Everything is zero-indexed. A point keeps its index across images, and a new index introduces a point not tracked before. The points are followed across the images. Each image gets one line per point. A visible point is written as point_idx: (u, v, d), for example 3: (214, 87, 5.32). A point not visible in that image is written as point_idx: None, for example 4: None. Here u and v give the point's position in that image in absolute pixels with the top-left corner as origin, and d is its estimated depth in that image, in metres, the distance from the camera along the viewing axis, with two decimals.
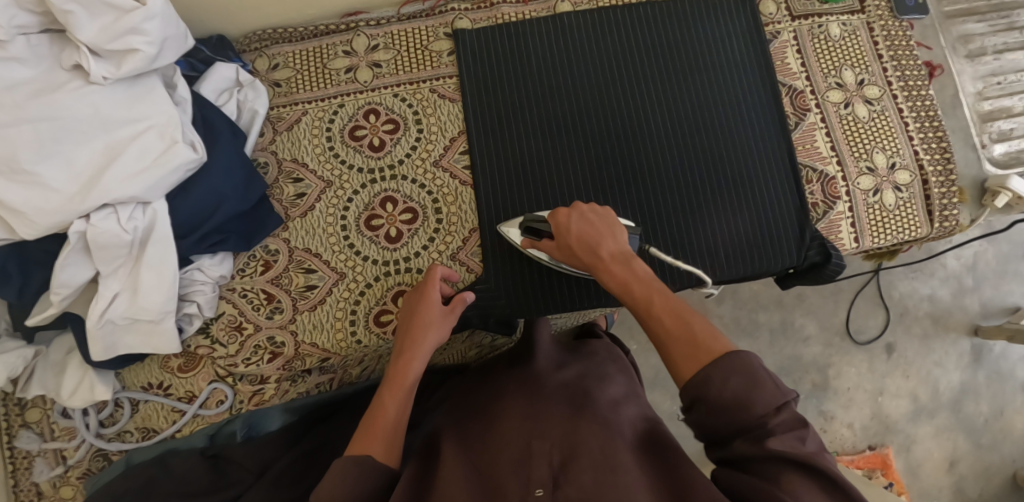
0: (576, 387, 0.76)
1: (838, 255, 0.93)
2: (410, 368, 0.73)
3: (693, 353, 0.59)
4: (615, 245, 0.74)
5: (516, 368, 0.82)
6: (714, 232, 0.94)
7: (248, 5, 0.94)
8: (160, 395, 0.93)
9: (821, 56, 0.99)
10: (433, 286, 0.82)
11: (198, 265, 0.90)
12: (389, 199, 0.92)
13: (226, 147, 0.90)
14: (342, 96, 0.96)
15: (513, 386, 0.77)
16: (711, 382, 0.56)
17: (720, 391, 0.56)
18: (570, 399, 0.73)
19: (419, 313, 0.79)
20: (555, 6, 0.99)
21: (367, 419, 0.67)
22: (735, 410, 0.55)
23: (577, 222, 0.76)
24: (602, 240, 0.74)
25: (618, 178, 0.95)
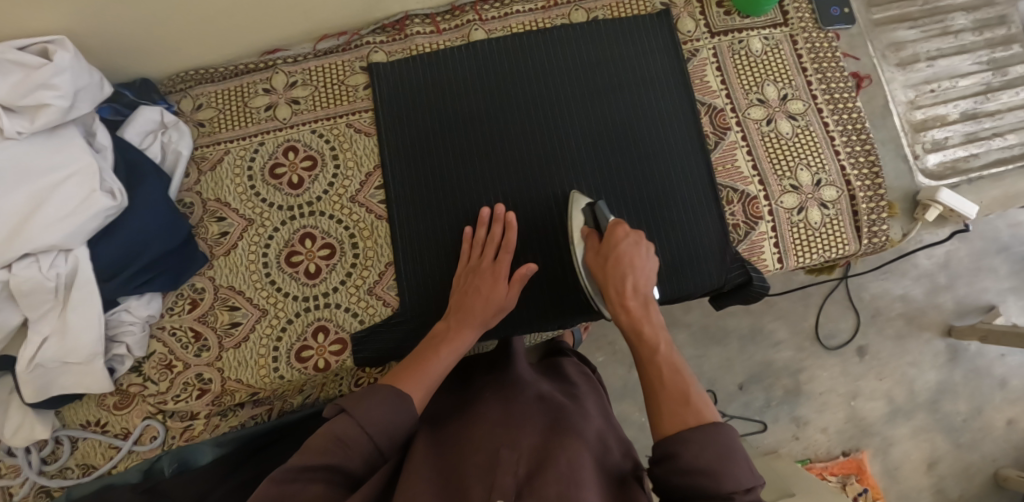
0: (553, 404, 0.74)
1: (761, 275, 0.93)
2: (465, 333, 0.80)
3: (681, 410, 0.62)
4: (642, 282, 0.77)
5: (492, 380, 0.81)
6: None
7: (167, 51, 0.96)
8: (97, 433, 0.96)
9: (742, 72, 0.98)
10: (506, 255, 0.87)
11: (126, 305, 0.92)
12: (308, 235, 0.94)
13: (150, 189, 0.92)
14: (262, 134, 0.98)
15: (488, 396, 0.75)
16: (692, 442, 0.57)
17: (698, 453, 0.57)
18: (547, 411, 0.72)
19: (487, 280, 0.86)
20: (469, 34, 0.98)
21: (415, 361, 0.75)
22: (706, 475, 0.55)
23: (626, 244, 0.80)
24: (633, 274, 0.77)
25: (539, 205, 0.94)
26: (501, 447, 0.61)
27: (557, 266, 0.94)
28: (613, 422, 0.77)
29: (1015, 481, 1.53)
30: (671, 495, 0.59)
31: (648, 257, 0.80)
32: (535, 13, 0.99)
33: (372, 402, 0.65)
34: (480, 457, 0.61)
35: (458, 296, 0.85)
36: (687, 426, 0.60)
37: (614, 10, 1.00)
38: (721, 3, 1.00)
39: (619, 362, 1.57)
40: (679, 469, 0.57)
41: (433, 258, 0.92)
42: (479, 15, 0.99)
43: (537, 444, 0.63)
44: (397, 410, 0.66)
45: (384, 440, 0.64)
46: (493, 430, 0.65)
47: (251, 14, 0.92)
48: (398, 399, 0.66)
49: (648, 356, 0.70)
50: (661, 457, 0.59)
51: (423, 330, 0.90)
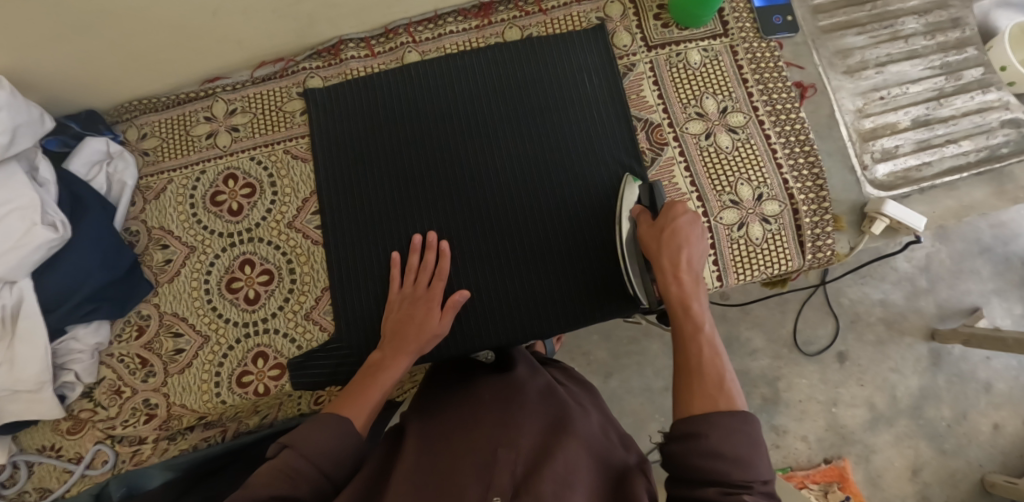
0: (554, 401, 0.76)
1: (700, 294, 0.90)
2: (401, 359, 0.80)
3: (714, 392, 0.62)
4: (693, 258, 0.76)
5: (492, 377, 0.82)
6: (572, 277, 0.92)
7: (109, 83, 0.97)
8: (52, 458, 0.97)
9: (679, 86, 0.96)
10: (439, 283, 0.88)
11: (74, 334, 0.93)
12: (247, 261, 0.96)
13: (93, 220, 0.93)
14: (203, 162, 0.99)
15: (490, 393, 0.76)
16: (719, 426, 0.57)
17: (721, 441, 0.56)
18: (546, 409, 0.74)
19: (422, 308, 0.86)
20: (402, 56, 0.99)
21: (357, 387, 0.76)
22: (731, 463, 0.55)
23: (683, 220, 0.79)
24: (688, 248, 0.76)
25: (472, 226, 0.93)
26: (500, 447, 0.64)
27: (491, 286, 0.92)
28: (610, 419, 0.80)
29: (1002, 488, 1.48)
30: (679, 471, 0.58)
31: (700, 236, 0.79)
32: (468, 33, 0.99)
33: (317, 433, 0.66)
34: (480, 457, 0.63)
35: (395, 323, 0.85)
36: (717, 408, 0.60)
37: (547, 27, 0.99)
38: (659, 16, 0.99)
39: (592, 373, 1.51)
40: (699, 452, 0.56)
41: (366, 282, 0.92)
42: (413, 38, 0.99)
43: (532, 445, 0.65)
44: (342, 437, 0.67)
45: (332, 470, 0.65)
46: (496, 430, 0.67)
47: (186, 44, 0.93)
48: (343, 426, 0.68)
49: (691, 331, 0.70)
50: (684, 436, 0.58)
51: (357, 355, 0.90)
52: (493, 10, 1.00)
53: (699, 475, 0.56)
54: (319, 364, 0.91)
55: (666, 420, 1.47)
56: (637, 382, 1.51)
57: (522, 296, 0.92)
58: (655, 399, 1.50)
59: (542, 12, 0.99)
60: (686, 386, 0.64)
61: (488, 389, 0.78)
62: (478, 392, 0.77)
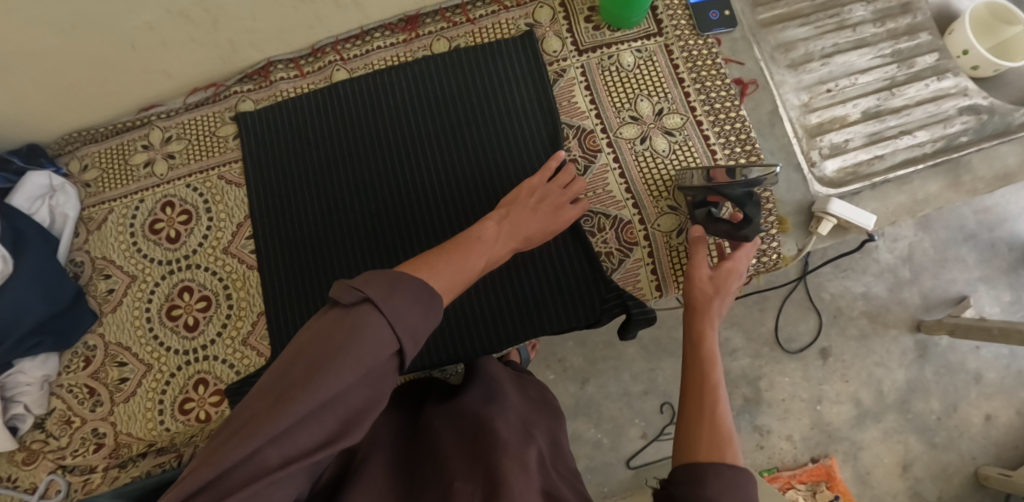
0: (506, 427, 0.69)
1: (640, 303, 0.85)
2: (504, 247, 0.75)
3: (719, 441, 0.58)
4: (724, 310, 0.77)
5: (441, 405, 0.77)
6: (508, 291, 0.89)
7: (45, 117, 0.98)
8: (8, 488, 0.99)
9: (612, 90, 0.94)
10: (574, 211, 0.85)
11: (20, 368, 0.95)
12: (186, 288, 0.95)
13: (34, 255, 0.94)
14: (142, 191, 1.00)
15: (446, 432, 0.70)
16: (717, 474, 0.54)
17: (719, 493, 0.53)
18: (498, 436, 0.66)
19: (546, 215, 0.82)
20: (330, 75, 0.98)
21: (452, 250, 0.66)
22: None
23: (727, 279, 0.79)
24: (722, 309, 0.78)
25: (402, 244, 0.91)
26: (453, 479, 0.61)
27: None
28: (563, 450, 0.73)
29: (995, 481, 1.43)
30: None
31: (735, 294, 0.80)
32: (396, 48, 0.98)
33: (406, 300, 0.51)
34: (437, 491, 0.60)
35: (523, 210, 0.80)
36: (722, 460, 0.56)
37: (476, 36, 0.97)
38: (590, 19, 0.96)
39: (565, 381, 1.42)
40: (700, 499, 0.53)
41: (298, 307, 0.91)
42: (341, 56, 0.99)
43: (483, 469, 0.61)
44: (424, 313, 0.52)
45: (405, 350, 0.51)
46: (455, 461, 0.64)
47: (115, 76, 0.94)
48: (428, 301, 0.53)
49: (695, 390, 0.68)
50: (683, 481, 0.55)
51: None
52: (420, 23, 0.99)
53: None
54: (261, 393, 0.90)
55: (646, 423, 1.40)
56: (614, 387, 1.42)
57: (459, 312, 0.89)
58: (633, 403, 1.42)
59: (470, 22, 0.98)
60: (693, 431, 0.60)
61: (440, 427, 0.71)
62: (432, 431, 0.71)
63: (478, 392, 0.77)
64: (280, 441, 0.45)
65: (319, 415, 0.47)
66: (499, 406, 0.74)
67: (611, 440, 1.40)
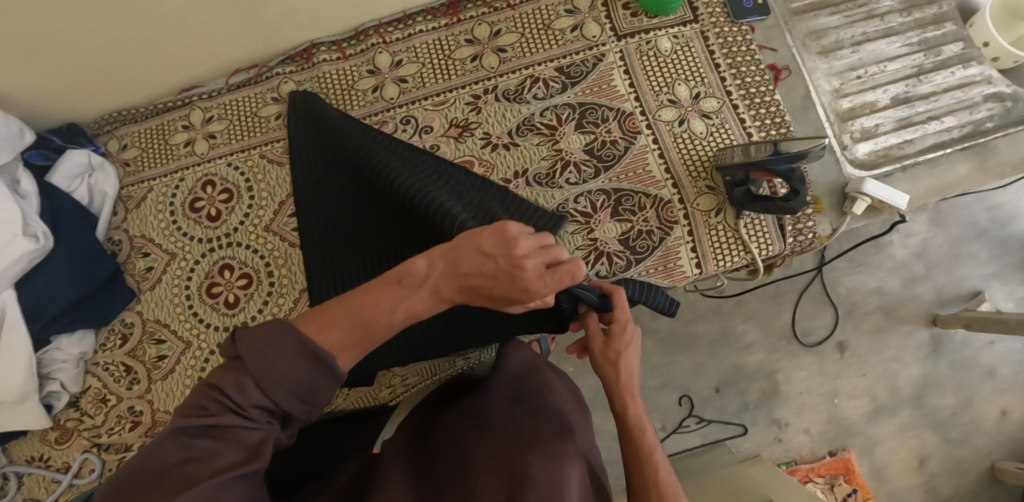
0: (529, 425, 0.67)
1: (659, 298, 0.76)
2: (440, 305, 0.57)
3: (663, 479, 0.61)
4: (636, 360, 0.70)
5: (461, 408, 0.75)
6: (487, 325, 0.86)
7: (87, 95, 0.99)
8: (41, 468, 0.99)
9: (650, 74, 0.96)
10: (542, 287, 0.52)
11: (57, 344, 0.95)
12: (227, 266, 0.96)
13: (73, 232, 0.95)
14: (182, 170, 1.00)
15: (470, 431, 0.67)
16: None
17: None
18: (523, 437, 0.64)
19: (489, 279, 0.52)
20: (373, 58, 0.98)
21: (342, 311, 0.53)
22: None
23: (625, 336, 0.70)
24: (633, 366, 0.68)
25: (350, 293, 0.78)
26: (472, 470, 0.60)
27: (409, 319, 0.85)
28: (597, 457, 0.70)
29: (1011, 475, 1.44)
30: None
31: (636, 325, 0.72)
32: (438, 32, 0.99)
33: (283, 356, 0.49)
34: (460, 489, 0.58)
35: (467, 256, 0.52)
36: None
37: (516, 20, 0.98)
38: (627, 5, 0.98)
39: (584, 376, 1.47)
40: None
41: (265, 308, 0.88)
42: (383, 38, 0.99)
43: (504, 461, 0.60)
44: (316, 374, 0.50)
45: (289, 407, 0.50)
46: (478, 458, 0.62)
47: (161, 56, 0.95)
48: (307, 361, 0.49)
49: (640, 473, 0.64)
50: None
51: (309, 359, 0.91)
52: (461, 8, 1.00)
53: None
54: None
55: None
56: None
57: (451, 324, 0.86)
58: None
59: (511, 7, 0.99)
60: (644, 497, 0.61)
61: (462, 430, 0.69)
62: (455, 432, 0.69)
63: (502, 396, 0.75)
64: (147, 467, 0.45)
65: (189, 446, 0.46)
66: (521, 409, 0.71)
67: None
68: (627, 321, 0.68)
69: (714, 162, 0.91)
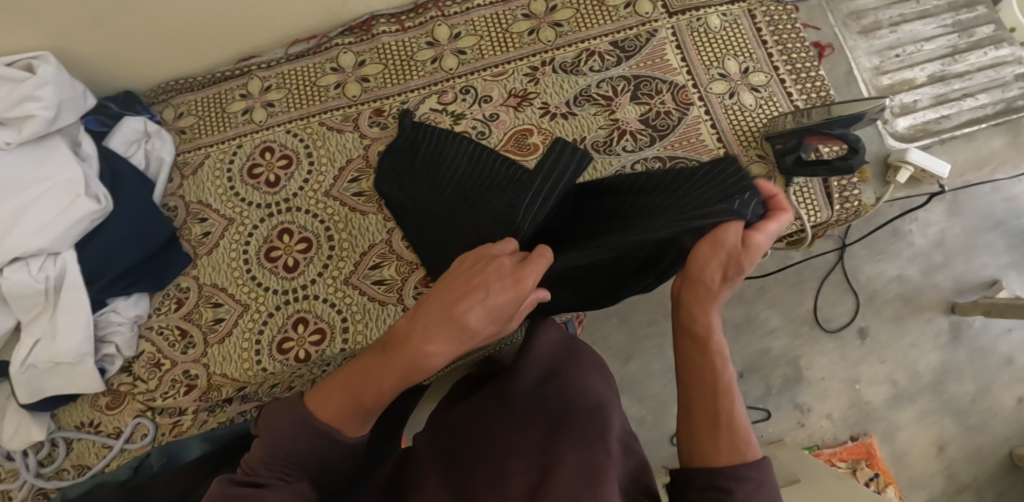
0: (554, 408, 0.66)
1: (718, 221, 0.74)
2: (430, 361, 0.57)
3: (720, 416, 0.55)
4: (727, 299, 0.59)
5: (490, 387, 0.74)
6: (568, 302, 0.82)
7: (147, 62, 1.01)
8: (91, 433, 0.99)
9: (702, 49, 0.99)
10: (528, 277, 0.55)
11: (113, 307, 0.95)
12: (286, 231, 0.97)
13: (131, 195, 0.96)
14: (240, 137, 1.02)
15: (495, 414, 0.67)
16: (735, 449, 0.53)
17: (751, 494, 0.50)
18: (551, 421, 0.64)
19: (469, 293, 0.54)
20: (432, 30, 1.01)
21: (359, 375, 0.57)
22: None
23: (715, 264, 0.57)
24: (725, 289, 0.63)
25: None
26: (508, 453, 0.60)
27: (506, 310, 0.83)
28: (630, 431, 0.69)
29: None
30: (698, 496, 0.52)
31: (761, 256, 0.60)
32: (495, 7, 1.02)
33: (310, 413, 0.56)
34: (492, 468, 0.59)
35: (451, 286, 0.55)
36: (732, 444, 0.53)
37: None
38: None
39: (610, 358, 1.50)
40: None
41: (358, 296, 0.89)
42: (442, 12, 1.02)
43: (538, 450, 0.59)
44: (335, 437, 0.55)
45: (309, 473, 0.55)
46: (506, 439, 0.62)
47: (226, 24, 0.98)
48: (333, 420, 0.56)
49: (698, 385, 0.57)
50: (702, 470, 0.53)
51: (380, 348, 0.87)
52: None
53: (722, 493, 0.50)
54: (376, 336, 0.92)
55: None
56: (658, 365, 1.49)
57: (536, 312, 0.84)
58: None
59: None
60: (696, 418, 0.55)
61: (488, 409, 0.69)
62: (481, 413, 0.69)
63: (531, 374, 0.74)
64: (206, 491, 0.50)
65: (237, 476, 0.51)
66: (547, 389, 0.70)
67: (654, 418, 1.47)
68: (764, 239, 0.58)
69: (765, 132, 0.95)
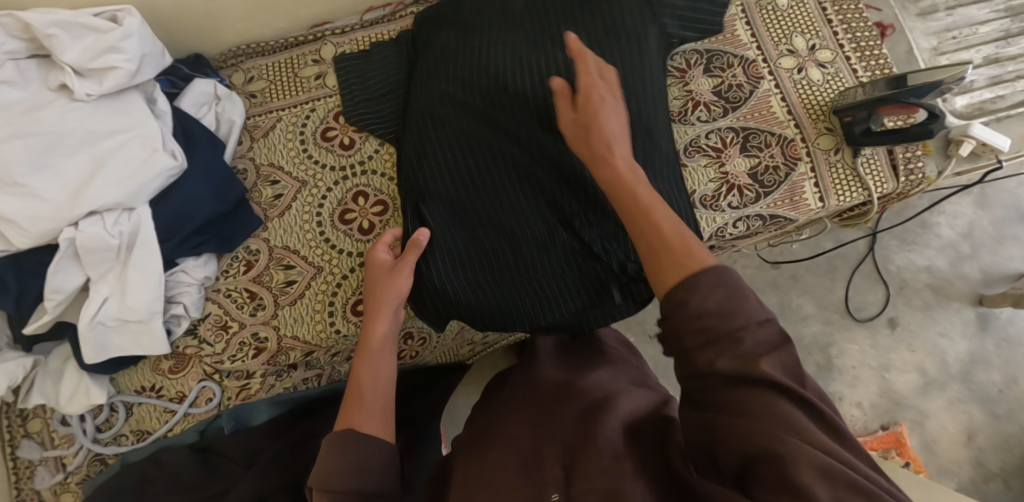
0: (575, 393, 0.74)
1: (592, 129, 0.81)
2: (388, 299, 0.80)
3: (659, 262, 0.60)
4: (627, 146, 0.75)
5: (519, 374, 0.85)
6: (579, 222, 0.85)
7: (224, 23, 1.02)
8: (152, 397, 0.97)
9: (770, 27, 1.02)
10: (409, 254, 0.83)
11: (183, 267, 0.93)
12: (361, 193, 0.98)
13: (204, 153, 0.94)
14: (313, 101, 1.03)
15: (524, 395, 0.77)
16: (694, 289, 0.53)
17: (704, 299, 0.52)
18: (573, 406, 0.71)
19: (382, 279, 0.83)
20: None
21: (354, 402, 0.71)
22: (715, 316, 0.51)
23: (604, 105, 0.76)
24: (613, 135, 0.75)
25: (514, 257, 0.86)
26: (543, 443, 0.66)
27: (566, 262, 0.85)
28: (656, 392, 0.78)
29: None
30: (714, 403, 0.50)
31: (607, 83, 0.78)
32: None
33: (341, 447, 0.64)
34: (526, 450, 0.66)
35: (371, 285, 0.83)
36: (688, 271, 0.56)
37: None
38: None
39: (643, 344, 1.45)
40: (728, 354, 0.50)
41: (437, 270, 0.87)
42: None
43: (571, 434, 0.66)
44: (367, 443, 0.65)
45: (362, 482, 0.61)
46: (534, 426, 0.70)
47: None
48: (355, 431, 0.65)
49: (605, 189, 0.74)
50: (669, 308, 0.55)
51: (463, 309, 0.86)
52: None
53: (732, 386, 0.49)
54: None
55: None
56: None
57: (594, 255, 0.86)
58: None
59: None
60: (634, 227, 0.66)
61: (517, 399, 0.78)
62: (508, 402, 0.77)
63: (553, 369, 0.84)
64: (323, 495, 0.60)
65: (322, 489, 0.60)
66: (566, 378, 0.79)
67: None
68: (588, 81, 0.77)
69: (835, 105, 0.96)
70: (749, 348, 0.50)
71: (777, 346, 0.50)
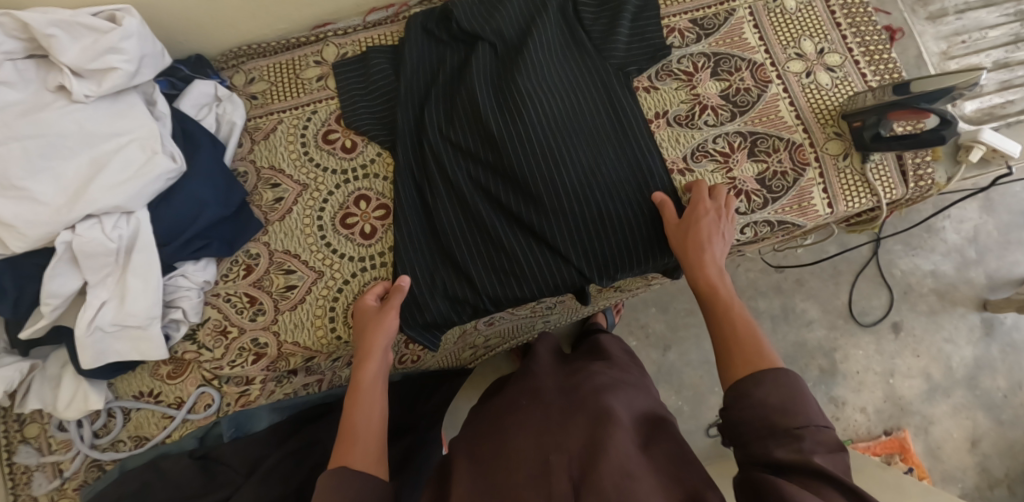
0: (581, 401, 0.73)
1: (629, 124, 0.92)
2: (379, 338, 0.80)
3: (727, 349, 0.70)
4: (723, 255, 0.82)
5: (519, 381, 0.84)
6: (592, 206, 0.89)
7: (225, 23, 1.01)
8: (150, 403, 0.95)
9: (778, 30, 1.01)
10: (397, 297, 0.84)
11: (182, 271, 0.92)
12: (362, 197, 0.97)
13: (204, 155, 0.93)
14: (314, 103, 1.02)
15: (527, 399, 0.76)
16: (758, 382, 0.63)
17: (768, 394, 0.62)
18: (580, 414, 0.69)
19: (370, 320, 0.83)
20: None
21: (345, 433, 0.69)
22: (778, 412, 0.61)
23: (707, 219, 0.84)
24: (713, 246, 0.82)
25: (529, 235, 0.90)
26: (550, 452, 0.63)
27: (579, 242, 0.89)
28: (657, 407, 0.77)
29: None
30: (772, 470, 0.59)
31: (719, 204, 0.87)
32: None
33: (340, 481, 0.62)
34: (533, 462, 0.63)
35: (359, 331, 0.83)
36: (758, 370, 0.66)
37: None
38: None
39: (647, 348, 1.43)
40: (787, 447, 0.58)
41: (444, 255, 0.91)
42: None
43: (580, 446, 0.64)
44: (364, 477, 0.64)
45: None
46: (536, 432, 0.67)
47: None
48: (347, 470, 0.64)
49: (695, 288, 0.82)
50: (734, 400, 0.65)
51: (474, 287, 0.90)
52: None
53: (783, 471, 0.58)
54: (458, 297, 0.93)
55: None
56: (695, 356, 1.42)
57: (605, 238, 0.89)
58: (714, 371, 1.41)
59: None
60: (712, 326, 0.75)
61: (520, 403, 0.76)
62: (512, 407, 0.75)
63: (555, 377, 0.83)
64: None
65: None
66: (574, 384, 0.78)
67: (691, 409, 1.39)
68: (706, 201, 0.86)
69: (844, 110, 0.95)
70: (806, 446, 0.58)
71: (832, 451, 0.59)
